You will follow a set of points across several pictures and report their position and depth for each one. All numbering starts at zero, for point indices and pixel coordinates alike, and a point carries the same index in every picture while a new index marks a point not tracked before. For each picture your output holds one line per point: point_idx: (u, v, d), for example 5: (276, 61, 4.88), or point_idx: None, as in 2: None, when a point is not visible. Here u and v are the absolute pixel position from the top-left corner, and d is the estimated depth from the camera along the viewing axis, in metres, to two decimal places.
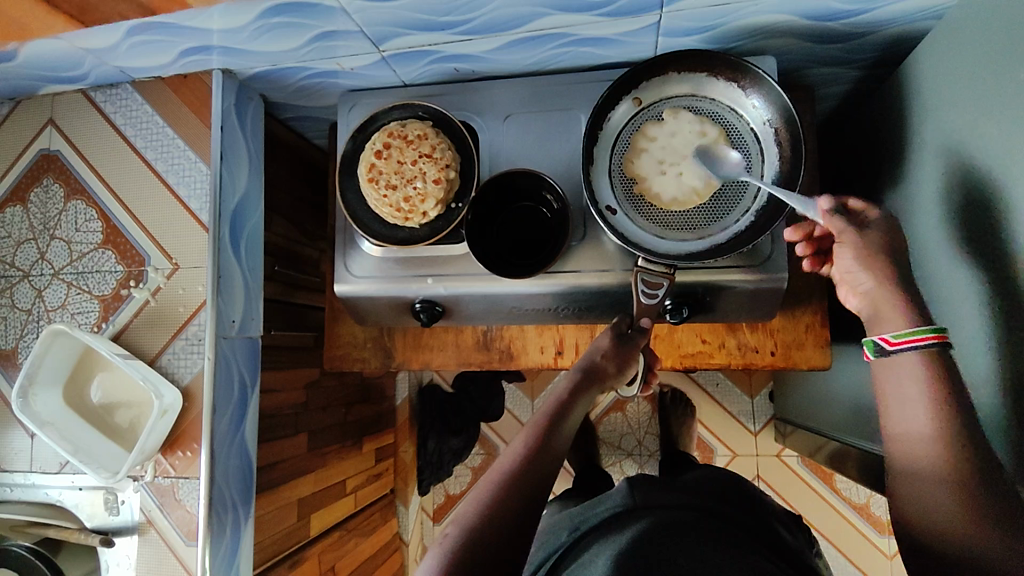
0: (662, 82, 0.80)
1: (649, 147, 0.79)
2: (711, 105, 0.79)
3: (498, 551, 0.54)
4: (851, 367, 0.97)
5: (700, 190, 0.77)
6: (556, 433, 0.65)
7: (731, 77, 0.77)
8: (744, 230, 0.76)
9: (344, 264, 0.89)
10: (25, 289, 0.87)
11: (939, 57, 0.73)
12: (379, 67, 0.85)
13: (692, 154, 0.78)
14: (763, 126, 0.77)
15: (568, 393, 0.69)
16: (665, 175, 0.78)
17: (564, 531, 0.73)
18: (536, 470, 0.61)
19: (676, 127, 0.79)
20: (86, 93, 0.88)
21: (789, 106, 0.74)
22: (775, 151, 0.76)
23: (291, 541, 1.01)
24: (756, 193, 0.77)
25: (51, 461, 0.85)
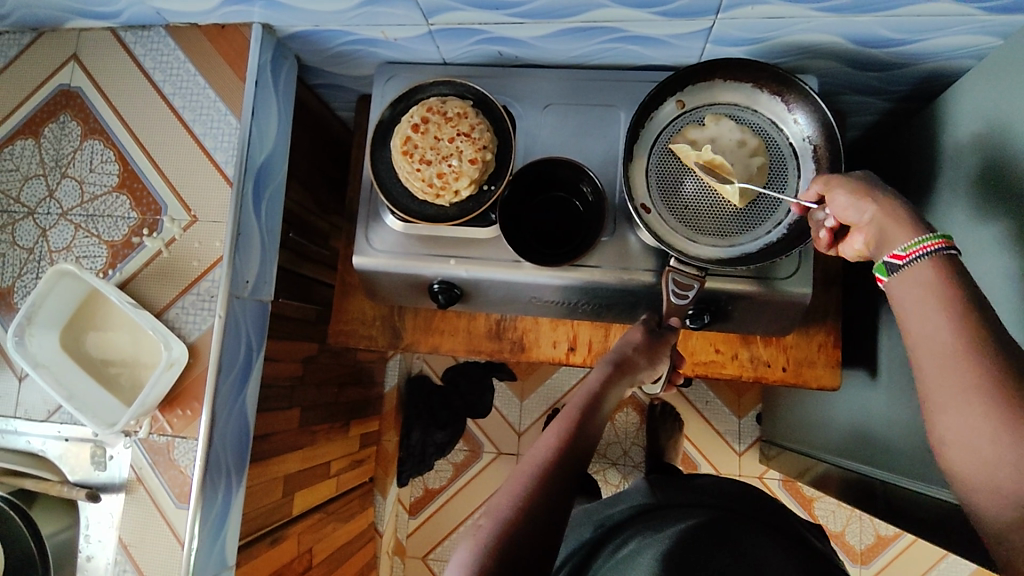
0: (707, 88, 0.80)
1: (692, 151, 0.77)
2: (753, 116, 0.79)
3: (537, 548, 0.53)
4: (854, 392, 0.98)
5: (738, 199, 0.77)
6: (591, 425, 0.63)
7: (775, 90, 0.78)
8: (774, 243, 0.77)
9: (365, 237, 0.87)
10: (28, 227, 0.84)
11: (977, 94, 0.75)
12: (423, 41, 0.84)
13: (732, 161, 0.77)
14: (801, 142, 0.78)
15: (601, 386, 0.67)
16: (703, 181, 0.78)
17: (587, 527, 0.74)
18: (570, 462, 0.59)
19: (717, 133, 0.78)
20: (116, 32, 0.85)
21: (831, 124, 0.75)
22: (812, 167, 0.77)
23: (274, 517, 0.98)
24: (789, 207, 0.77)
25: (39, 408, 0.81)
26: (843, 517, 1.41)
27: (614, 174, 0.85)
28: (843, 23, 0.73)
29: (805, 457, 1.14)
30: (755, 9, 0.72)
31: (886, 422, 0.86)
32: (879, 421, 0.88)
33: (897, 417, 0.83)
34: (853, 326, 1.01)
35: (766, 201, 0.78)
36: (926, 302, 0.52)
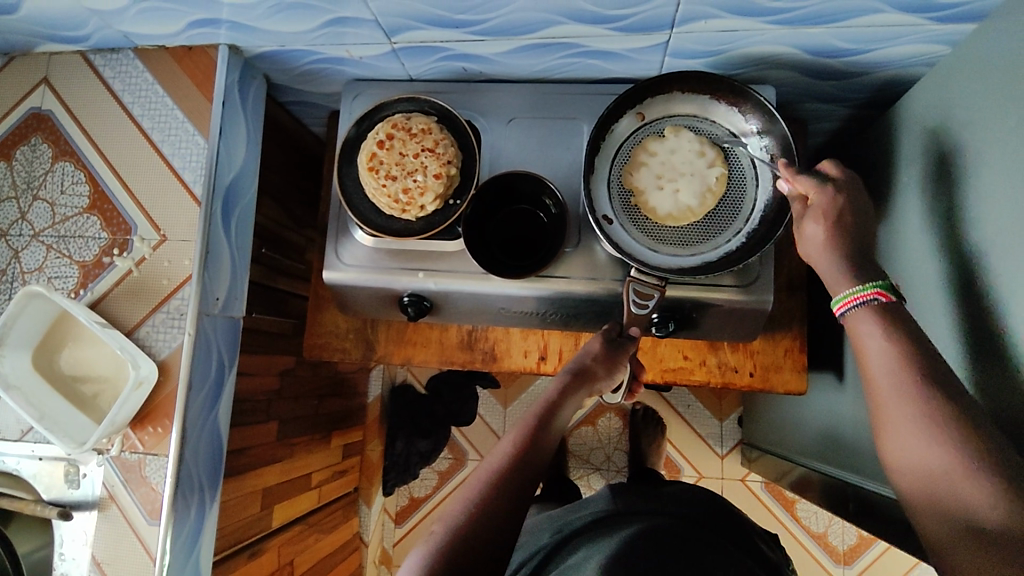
0: (667, 100, 0.81)
1: (649, 161, 0.81)
2: (711, 128, 0.81)
3: (486, 547, 0.55)
4: (824, 395, 0.99)
5: (694, 208, 0.79)
6: (547, 433, 0.66)
7: (732, 102, 0.79)
8: (734, 250, 0.78)
9: (334, 252, 0.88)
10: (0, 249, 0.85)
11: (928, 102, 0.76)
12: (387, 59, 0.85)
13: (689, 172, 0.79)
14: (759, 152, 0.79)
15: (557, 396, 0.70)
16: (663, 190, 0.80)
17: (546, 532, 0.74)
18: (524, 469, 0.61)
19: (676, 145, 0.80)
20: (85, 55, 0.86)
21: (786, 134, 0.76)
22: (769, 176, 0.78)
23: (253, 530, 0.98)
24: (748, 216, 0.79)
25: (12, 428, 0.82)
26: (825, 518, 1.42)
27: (578, 186, 0.86)
28: (795, 35, 0.75)
29: (782, 459, 1.15)
30: (708, 24, 0.73)
31: (851, 425, 0.87)
32: (845, 423, 0.89)
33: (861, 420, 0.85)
34: (821, 330, 1.02)
35: (725, 210, 0.79)
36: (869, 334, 0.59)
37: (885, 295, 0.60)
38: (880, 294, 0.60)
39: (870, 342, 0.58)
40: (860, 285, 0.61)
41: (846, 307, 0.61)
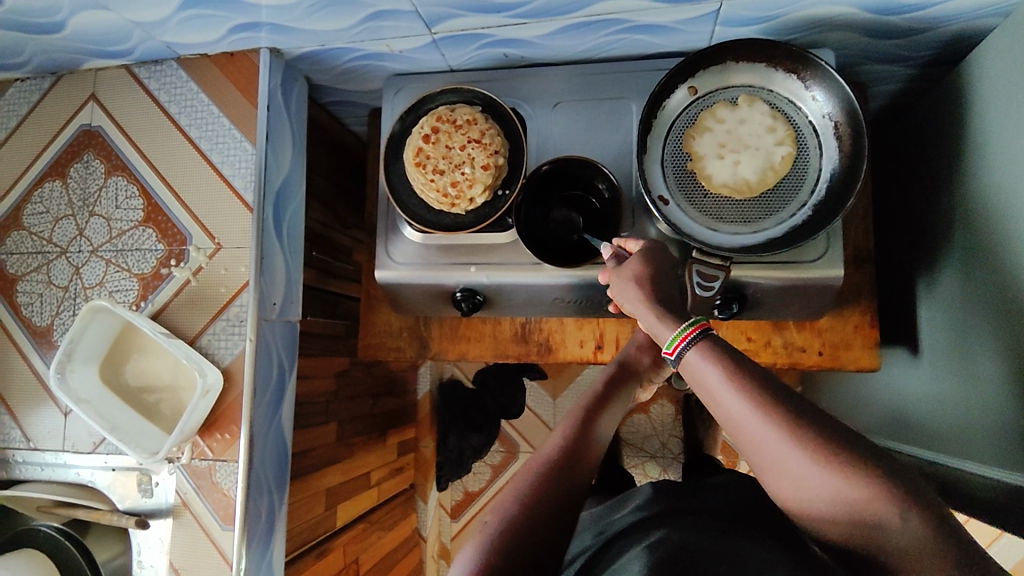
0: (720, 71, 0.78)
1: (714, 128, 0.78)
2: (768, 97, 0.77)
3: (544, 538, 0.57)
4: (900, 372, 0.95)
5: (752, 183, 0.76)
6: (596, 425, 0.68)
7: (791, 69, 0.75)
8: (799, 225, 0.75)
9: (385, 250, 0.87)
10: (61, 266, 0.86)
11: (1005, 56, 0.71)
12: (428, 51, 0.84)
13: (754, 145, 0.76)
14: (821, 119, 0.75)
15: (605, 388, 0.72)
16: (723, 160, 0.77)
17: (590, 534, 0.75)
18: (576, 460, 0.63)
19: (747, 116, 0.77)
20: (130, 69, 0.87)
21: (852, 99, 0.72)
22: (835, 144, 0.75)
23: (319, 531, 0.99)
24: (812, 187, 0.75)
25: (84, 441, 0.84)
26: None
27: (630, 168, 0.83)
28: None
29: None
30: None
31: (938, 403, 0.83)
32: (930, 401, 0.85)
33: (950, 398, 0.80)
34: (891, 303, 0.98)
35: (789, 183, 0.76)
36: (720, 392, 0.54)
37: None
38: None
39: (716, 386, 0.54)
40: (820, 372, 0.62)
41: None
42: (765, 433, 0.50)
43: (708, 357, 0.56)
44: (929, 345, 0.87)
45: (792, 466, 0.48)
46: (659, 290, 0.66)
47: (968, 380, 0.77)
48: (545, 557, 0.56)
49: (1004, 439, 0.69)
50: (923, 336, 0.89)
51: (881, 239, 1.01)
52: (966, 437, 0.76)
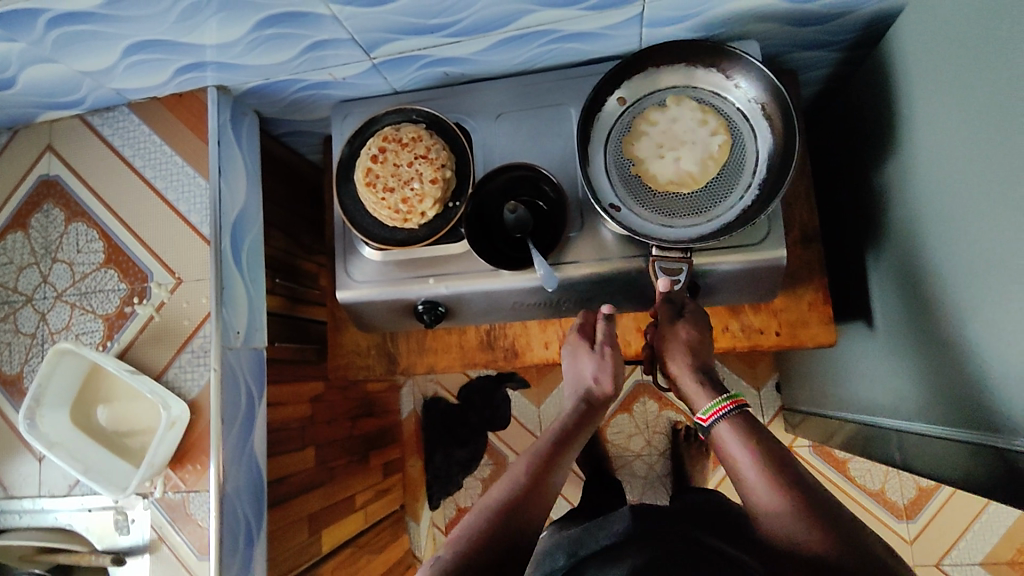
0: (644, 76, 0.81)
1: (650, 131, 0.81)
2: (695, 93, 0.81)
3: (502, 551, 0.64)
4: (860, 347, 0.97)
5: (696, 175, 0.78)
6: (558, 457, 0.75)
7: (711, 63, 0.79)
8: (748, 207, 0.77)
9: (344, 270, 0.89)
10: (28, 314, 0.88)
11: (918, 36, 0.74)
12: (370, 75, 0.87)
13: (691, 140, 0.79)
14: (748, 104, 0.79)
15: (569, 423, 0.79)
16: (664, 159, 0.80)
17: (560, 555, 0.80)
18: (536, 486, 0.71)
19: (678, 114, 0.80)
20: (84, 118, 0.90)
21: (775, 82, 0.75)
22: (766, 127, 0.78)
23: (305, 556, 1.00)
24: (753, 170, 0.78)
25: (60, 484, 0.85)
26: (880, 475, 1.38)
27: (575, 170, 0.86)
28: None
29: (828, 419, 1.12)
30: None
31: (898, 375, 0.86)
32: (890, 371, 0.88)
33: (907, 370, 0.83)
34: (844, 279, 1.00)
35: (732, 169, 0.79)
36: (733, 442, 0.69)
37: (740, 402, 0.71)
38: (742, 401, 0.71)
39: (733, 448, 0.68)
40: (716, 399, 0.72)
41: (716, 416, 0.71)
42: (755, 485, 0.64)
43: (737, 432, 0.69)
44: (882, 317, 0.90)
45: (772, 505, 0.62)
46: (704, 364, 0.78)
47: (917, 348, 0.80)
48: (505, 569, 0.63)
49: (955, 401, 0.71)
50: (874, 309, 0.92)
51: (829, 218, 1.04)
52: (925, 403, 0.78)
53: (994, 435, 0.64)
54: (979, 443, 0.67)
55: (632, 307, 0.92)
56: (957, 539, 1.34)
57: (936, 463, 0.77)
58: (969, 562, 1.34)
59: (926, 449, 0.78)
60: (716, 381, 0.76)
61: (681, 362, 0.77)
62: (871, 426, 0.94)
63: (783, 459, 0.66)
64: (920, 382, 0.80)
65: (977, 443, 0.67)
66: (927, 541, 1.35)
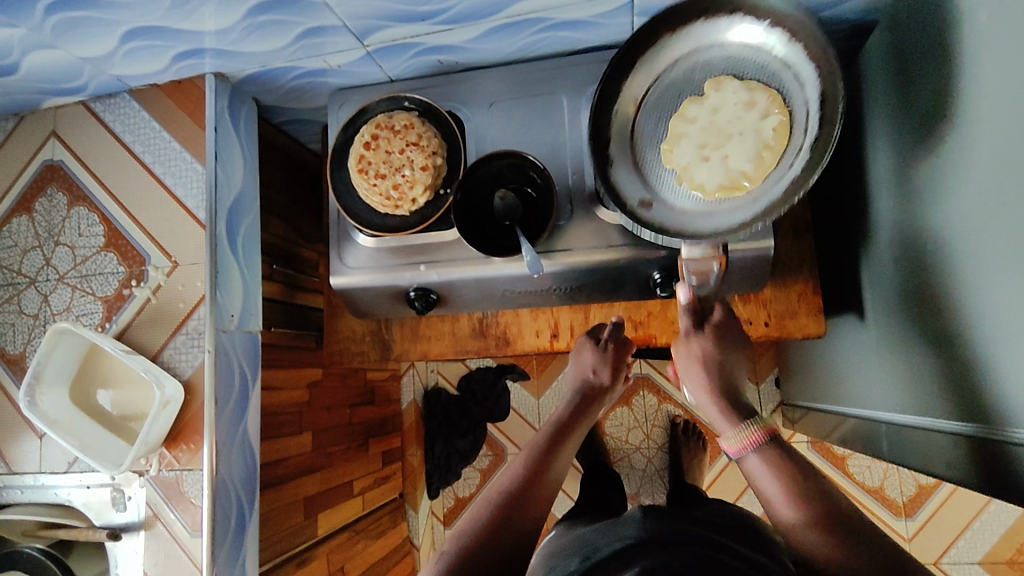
0: (657, 50, 0.76)
1: (689, 129, 0.74)
2: (720, 51, 0.74)
3: (516, 524, 0.67)
4: (857, 340, 0.96)
5: (751, 170, 0.72)
6: (564, 439, 0.78)
7: (731, 12, 0.72)
8: (801, 170, 0.71)
9: (338, 256, 0.90)
10: (31, 295, 0.90)
11: (911, 24, 0.73)
12: (365, 63, 0.87)
13: (738, 130, 0.72)
14: (786, 53, 0.71)
15: (573, 410, 0.83)
16: (710, 159, 0.73)
17: (575, 557, 0.69)
18: (544, 464, 0.73)
19: (720, 101, 0.73)
20: (87, 104, 0.92)
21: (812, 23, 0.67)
22: (810, 76, 0.70)
23: (300, 539, 1.02)
24: (806, 127, 0.71)
25: (60, 461, 0.87)
26: (879, 472, 1.37)
27: (566, 159, 0.86)
28: None
29: (827, 416, 1.11)
30: None
31: (892, 369, 0.85)
32: (884, 364, 0.87)
33: (902, 364, 0.82)
34: (840, 271, 1.00)
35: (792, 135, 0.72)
36: (758, 465, 0.68)
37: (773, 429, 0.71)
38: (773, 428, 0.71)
39: (759, 468, 0.68)
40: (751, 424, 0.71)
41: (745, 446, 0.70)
42: (779, 501, 0.64)
43: (764, 454, 0.69)
44: (876, 310, 0.89)
45: (794, 518, 0.62)
46: (726, 380, 0.78)
47: (910, 342, 0.79)
48: (520, 542, 0.66)
49: (947, 394, 0.70)
50: (867, 302, 0.92)
51: (827, 211, 1.03)
52: (919, 396, 0.77)
53: (985, 425, 0.63)
54: (970, 433, 0.66)
55: (624, 296, 0.92)
56: (956, 537, 1.33)
57: (928, 455, 0.76)
58: (968, 560, 1.32)
59: (921, 444, 0.77)
60: (738, 401, 0.76)
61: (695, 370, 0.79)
62: (867, 419, 0.93)
63: (810, 476, 0.66)
64: (912, 375, 0.79)
65: (967, 433, 0.67)
66: (926, 539, 1.34)
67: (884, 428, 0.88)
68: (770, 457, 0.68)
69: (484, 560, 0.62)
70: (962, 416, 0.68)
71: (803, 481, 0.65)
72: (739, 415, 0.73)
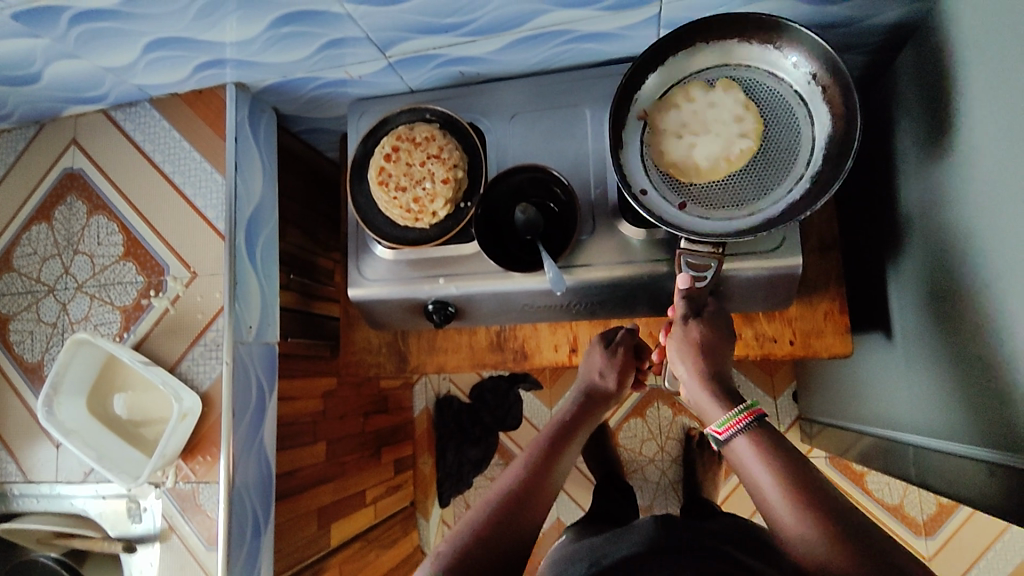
0: (687, 56, 0.75)
1: (684, 106, 0.76)
2: (742, 73, 0.75)
3: (519, 519, 0.66)
4: (883, 358, 0.95)
5: (702, 169, 0.74)
6: (566, 439, 0.77)
7: (765, 39, 0.72)
8: (799, 199, 0.71)
9: (357, 268, 0.90)
10: (49, 304, 0.90)
11: (945, 40, 0.72)
12: (386, 74, 0.87)
13: (717, 131, 0.74)
14: (807, 85, 0.72)
15: (575, 413, 0.81)
16: (681, 140, 0.75)
17: (584, 562, 0.68)
18: (546, 463, 0.72)
19: (718, 99, 0.75)
20: (107, 113, 0.91)
21: (832, 54, 0.68)
22: (825, 109, 0.71)
23: (313, 550, 1.01)
24: (808, 157, 0.72)
25: (76, 471, 0.87)
26: (898, 489, 1.35)
27: (588, 172, 0.85)
28: None
29: (846, 432, 1.09)
30: None
31: (921, 389, 0.83)
32: (912, 384, 0.85)
33: (932, 385, 0.80)
34: (868, 288, 0.98)
35: (772, 165, 0.73)
36: (748, 458, 0.64)
37: (757, 412, 0.67)
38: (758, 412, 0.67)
39: (750, 462, 0.64)
40: (736, 409, 0.68)
41: (729, 430, 0.67)
42: (768, 493, 0.61)
43: (752, 444, 0.65)
44: (904, 329, 0.88)
45: (779, 503, 0.60)
46: (715, 367, 0.74)
47: (941, 363, 0.77)
48: (523, 538, 0.65)
49: (981, 418, 0.69)
50: (894, 320, 0.91)
51: (854, 226, 1.01)
52: (951, 419, 0.75)
53: (1018, 454, 0.62)
54: (1004, 461, 0.64)
55: (644, 311, 0.91)
56: (979, 556, 1.30)
57: (956, 480, 0.74)
58: None
59: (947, 467, 0.76)
60: (728, 386, 0.72)
61: (683, 361, 0.75)
62: (892, 440, 0.91)
63: (795, 459, 0.63)
64: (941, 397, 0.77)
65: (999, 461, 0.65)
66: (946, 559, 1.32)
67: (909, 451, 0.86)
68: (756, 449, 0.64)
69: (483, 554, 0.62)
70: (995, 442, 0.66)
71: (792, 467, 0.62)
72: (727, 399, 0.70)
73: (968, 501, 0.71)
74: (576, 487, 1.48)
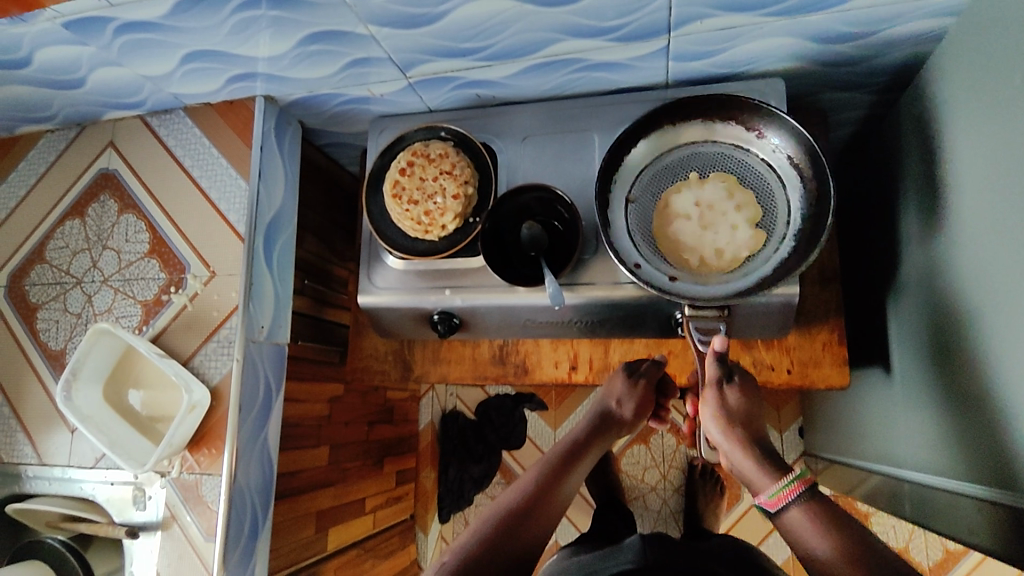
0: (660, 138, 0.83)
1: (710, 184, 0.80)
2: (714, 147, 0.81)
3: (519, 538, 0.66)
4: (883, 394, 0.95)
5: (680, 229, 0.80)
6: (576, 462, 0.77)
7: (728, 117, 0.80)
8: (787, 256, 0.75)
9: (367, 277, 0.93)
10: (76, 295, 0.95)
11: (945, 81, 0.73)
12: (407, 94, 0.91)
13: (712, 223, 0.79)
14: (776, 156, 0.79)
15: (587, 434, 0.80)
16: (687, 202, 0.80)
17: None
18: (553, 483, 0.72)
19: (733, 204, 0.79)
20: (144, 119, 0.97)
21: (810, 140, 0.75)
22: (797, 179, 0.77)
23: (309, 552, 1.03)
24: (787, 218, 0.77)
25: (88, 456, 0.91)
26: (904, 532, 1.32)
27: (594, 194, 0.88)
28: (796, 25, 0.73)
29: (847, 468, 1.08)
30: (705, 23, 0.73)
31: (918, 424, 0.83)
32: (909, 420, 0.85)
33: (928, 422, 0.80)
34: (870, 323, 0.99)
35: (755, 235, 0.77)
36: (806, 528, 0.61)
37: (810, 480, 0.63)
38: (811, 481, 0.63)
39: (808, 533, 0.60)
40: (784, 479, 0.64)
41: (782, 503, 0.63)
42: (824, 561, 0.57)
43: (807, 517, 0.61)
44: (903, 364, 0.88)
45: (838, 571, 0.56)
46: (753, 434, 0.71)
47: (937, 398, 0.78)
48: (522, 558, 0.65)
49: (975, 456, 0.68)
50: (892, 357, 0.91)
51: (859, 261, 1.02)
52: (945, 455, 0.75)
53: (1009, 492, 0.61)
54: (995, 499, 0.64)
55: (645, 333, 0.93)
56: None
57: (949, 519, 0.73)
58: None
59: (943, 506, 0.75)
60: (767, 450, 0.69)
61: (720, 433, 0.72)
62: (890, 476, 0.90)
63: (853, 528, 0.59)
64: (938, 433, 0.77)
65: (989, 499, 0.65)
66: None
67: (906, 487, 0.85)
68: (815, 521, 0.60)
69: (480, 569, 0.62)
70: (987, 479, 0.66)
71: (846, 533, 0.58)
72: (775, 468, 0.67)
73: (960, 539, 0.71)
74: (576, 509, 1.48)
